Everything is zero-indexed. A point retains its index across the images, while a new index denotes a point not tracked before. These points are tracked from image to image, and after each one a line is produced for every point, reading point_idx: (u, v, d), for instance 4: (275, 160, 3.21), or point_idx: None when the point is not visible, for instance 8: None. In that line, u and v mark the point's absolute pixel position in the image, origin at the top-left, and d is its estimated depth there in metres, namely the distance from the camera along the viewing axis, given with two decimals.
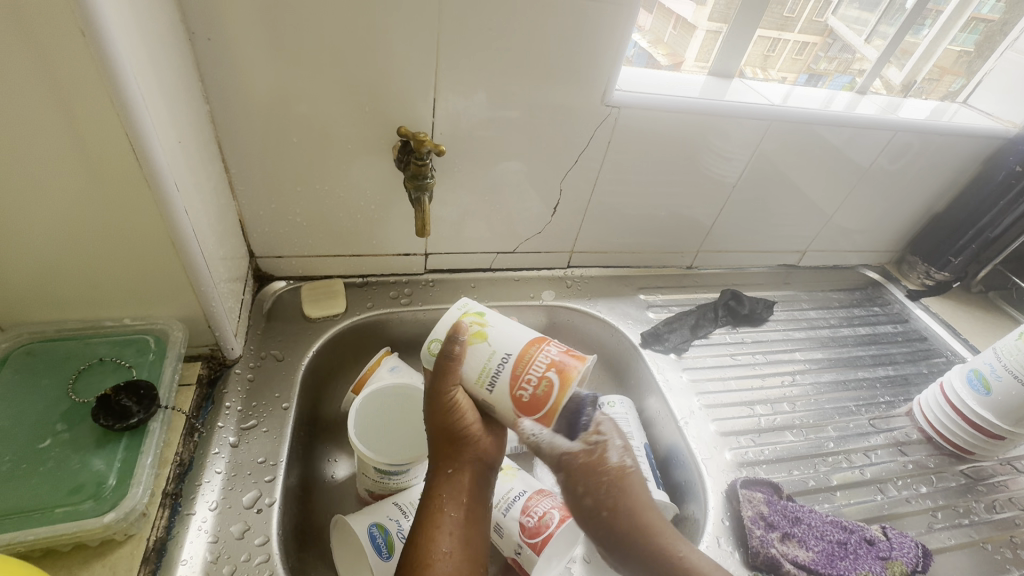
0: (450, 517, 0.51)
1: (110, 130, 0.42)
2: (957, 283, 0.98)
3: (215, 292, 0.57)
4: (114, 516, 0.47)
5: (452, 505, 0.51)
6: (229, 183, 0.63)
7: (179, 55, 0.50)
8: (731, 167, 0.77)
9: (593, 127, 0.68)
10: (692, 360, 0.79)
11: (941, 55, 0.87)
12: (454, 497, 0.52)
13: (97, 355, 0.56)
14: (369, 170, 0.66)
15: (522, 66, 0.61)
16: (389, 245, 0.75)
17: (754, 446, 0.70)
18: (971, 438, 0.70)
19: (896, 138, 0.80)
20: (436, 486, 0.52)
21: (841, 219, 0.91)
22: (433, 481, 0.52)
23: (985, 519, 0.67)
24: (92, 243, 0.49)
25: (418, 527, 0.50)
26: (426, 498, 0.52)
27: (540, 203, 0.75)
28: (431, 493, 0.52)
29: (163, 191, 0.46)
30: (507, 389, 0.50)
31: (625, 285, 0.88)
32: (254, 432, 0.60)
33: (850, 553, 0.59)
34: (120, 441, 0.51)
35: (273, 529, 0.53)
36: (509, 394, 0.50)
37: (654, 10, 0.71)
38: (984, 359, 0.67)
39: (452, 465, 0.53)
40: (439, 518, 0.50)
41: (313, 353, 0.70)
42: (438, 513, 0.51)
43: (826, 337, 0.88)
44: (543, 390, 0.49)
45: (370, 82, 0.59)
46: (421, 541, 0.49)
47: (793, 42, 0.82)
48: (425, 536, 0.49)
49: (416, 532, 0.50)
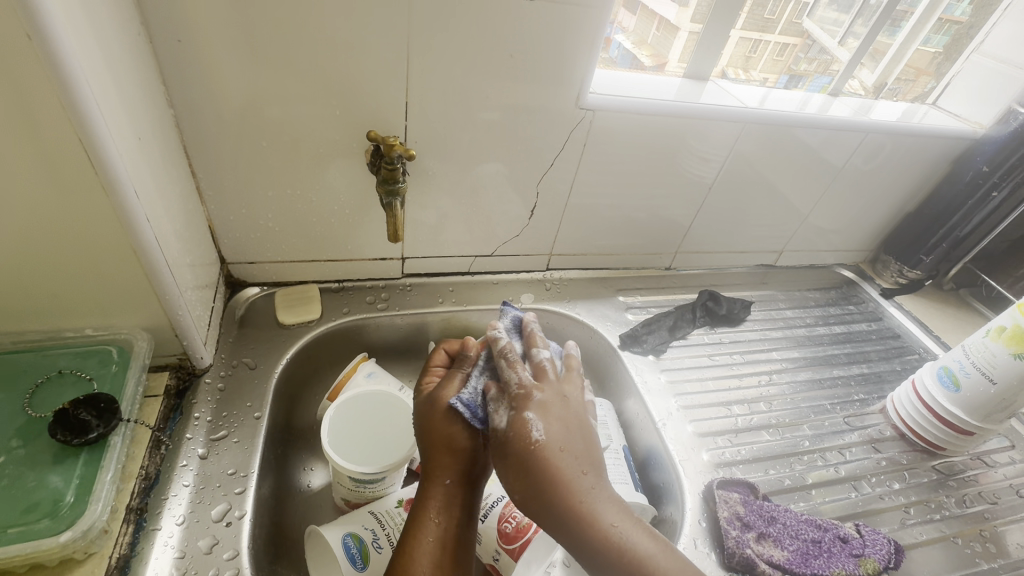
0: (440, 528, 0.50)
1: (65, 137, 0.41)
2: (929, 281, 1.00)
3: (182, 301, 0.55)
4: (71, 535, 0.45)
5: (443, 515, 0.51)
6: (197, 189, 0.62)
7: (138, 59, 0.49)
8: (707, 168, 0.78)
9: (568, 129, 0.68)
10: (670, 361, 0.80)
11: (911, 57, 0.89)
12: (449, 507, 0.51)
13: (57, 367, 0.54)
14: (341, 175, 0.65)
15: (495, 70, 0.61)
16: (365, 250, 0.74)
17: (731, 446, 0.70)
18: (942, 435, 0.71)
19: (868, 140, 0.82)
20: (429, 493, 0.52)
21: (816, 219, 0.92)
22: (429, 486, 0.52)
23: (956, 513, 0.69)
24: (48, 251, 0.47)
25: (408, 530, 0.50)
26: (417, 504, 0.52)
27: (517, 206, 0.75)
28: (423, 500, 0.52)
29: (122, 198, 0.45)
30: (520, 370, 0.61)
31: (604, 287, 0.88)
32: (223, 443, 0.59)
33: (824, 551, 0.59)
34: (80, 456, 0.49)
35: (242, 542, 0.52)
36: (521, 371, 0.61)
37: (637, 11, 0.73)
38: (954, 356, 0.68)
39: (452, 477, 0.52)
40: (427, 525, 0.50)
41: (286, 360, 0.69)
42: (428, 519, 0.50)
43: (802, 336, 0.89)
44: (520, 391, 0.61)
45: (339, 88, 0.58)
46: (409, 544, 0.49)
47: (774, 43, 0.83)
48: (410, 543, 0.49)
49: (405, 538, 0.50)
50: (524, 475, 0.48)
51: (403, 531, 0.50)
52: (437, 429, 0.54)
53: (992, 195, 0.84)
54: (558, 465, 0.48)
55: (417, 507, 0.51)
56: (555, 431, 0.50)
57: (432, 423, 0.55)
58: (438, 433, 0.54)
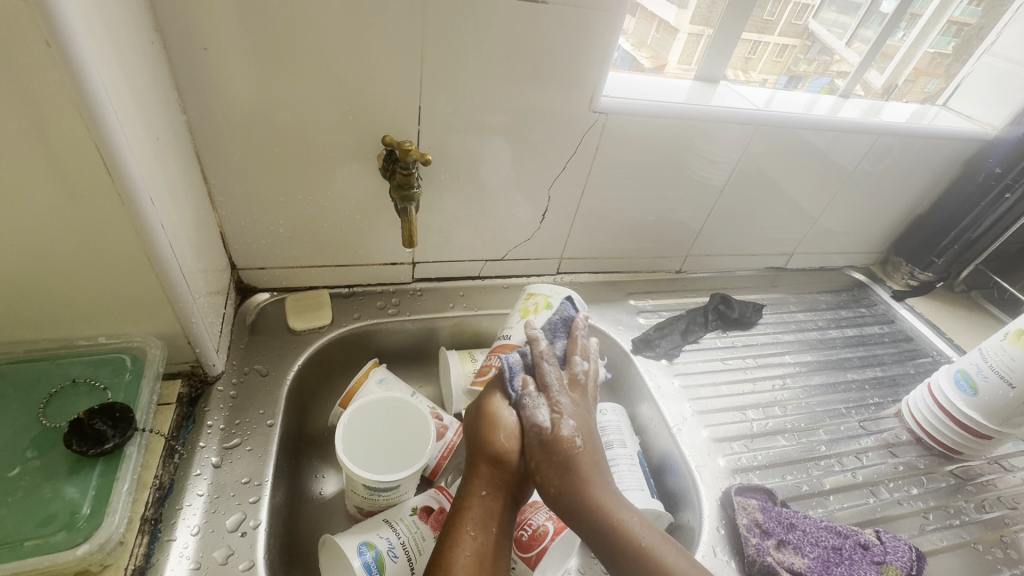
0: (478, 539, 0.49)
1: (81, 144, 0.40)
2: (940, 283, 0.99)
3: (195, 308, 0.55)
4: (89, 547, 0.45)
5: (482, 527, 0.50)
6: (209, 195, 0.61)
7: (152, 64, 0.49)
8: (718, 171, 0.77)
9: (581, 133, 0.67)
10: (683, 365, 0.79)
11: (919, 59, 0.89)
12: (487, 521, 0.51)
13: (70, 376, 0.54)
14: (353, 180, 0.65)
15: (508, 73, 0.60)
16: (376, 254, 0.74)
17: (747, 451, 0.70)
18: (959, 439, 0.70)
19: (879, 141, 0.81)
20: (468, 507, 0.51)
21: (826, 221, 0.92)
22: (468, 495, 0.52)
23: (975, 519, 0.68)
24: (61, 259, 0.47)
25: (445, 539, 0.49)
26: (455, 514, 0.51)
27: (528, 211, 0.74)
28: (462, 510, 0.51)
29: (137, 205, 0.45)
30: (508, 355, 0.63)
31: (615, 291, 0.87)
32: (237, 451, 0.58)
33: (845, 558, 0.58)
34: (95, 466, 0.49)
35: (258, 552, 0.51)
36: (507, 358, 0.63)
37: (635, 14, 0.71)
38: (971, 359, 0.67)
39: (487, 488, 0.52)
40: (464, 537, 0.49)
41: (298, 367, 0.68)
42: (466, 531, 0.49)
43: (814, 339, 0.89)
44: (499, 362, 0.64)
45: (352, 91, 0.58)
46: (447, 553, 0.48)
47: (773, 45, 0.82)
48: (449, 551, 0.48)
49: (441, 551, 0.49)
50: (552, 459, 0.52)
51: (441, 543, 0.49)
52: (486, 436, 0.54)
53: (1006, 197, 0.84)
54: (591, 484, 0.52)
55: (456, 517, 0.51)
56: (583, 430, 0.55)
57: (483, 427, 0.55)
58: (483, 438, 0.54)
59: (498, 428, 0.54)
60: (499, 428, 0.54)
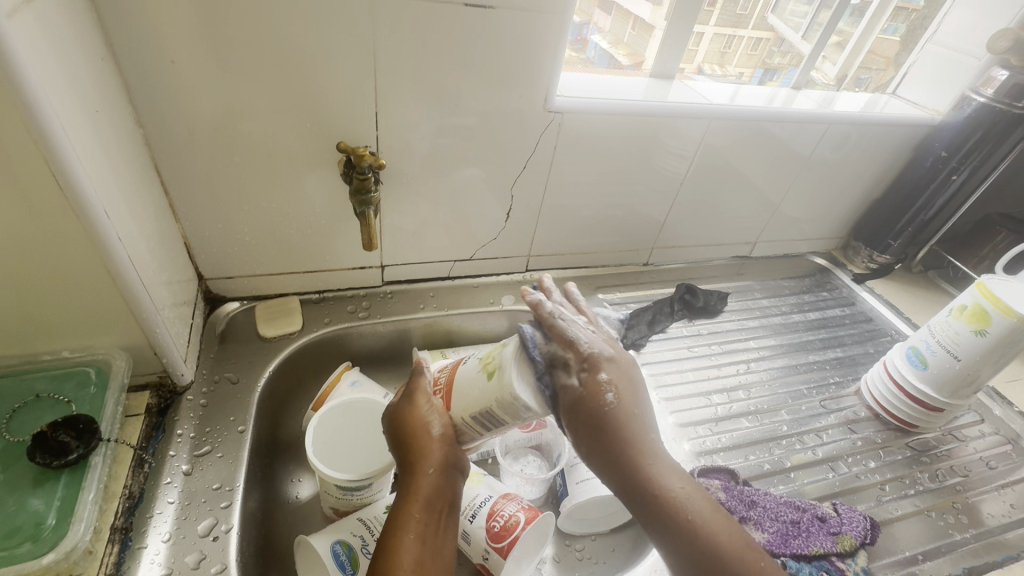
0: (421, 524, 0.50)
1: (29, 161, 0.41)
2: (897, 264, 1.03)
3: (159, 319, 0.56)
4: (55, 556, 0.45)
5: (426, 511, 0.51)
6: (170, 206, 0.62)
7: (102, 76, 0.49)
8: (681, 164, 0.80)
9: (538, 132, 0.69)
10: (650, 356, 0.81)
11: (872, 46, 0.93)
12: (432, 505, 0.51)
13: (34, 392, 0.54)
14: (316, 186, 0.66)
15: (464, 77, 0.62)
16: (344, 259, 0.75)
17: (712, 435, 0.72)
18: (914, 413, 0.73)
19: (832, 130, 0.84)
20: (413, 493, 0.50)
21: (788, 208, 0.95)
22: (413, 481, 0.51)
23: (929, 488, 0.71)
24: (17, 275, 0.47)
25: (389, 527, 0.49)
26: (401, 500, 0.51)
27: (494, 209, 0.76)
28: (410, 494, 0.50)
29: (91, 218, 0.45)
30: (447, 371, 0.53)
31: (584, 285, 0.89)
32: (208, 458, 0.59)
33: (803, 531, 0.60)
34: (60, 478, 0.50)
35: (230, 555, 0.52)
36: (435, 379, 0.54)
37: (611, 12, 0.78)
38: (921, 336, 0.70)
39: (436, 470, 0.51)
40: (409, 522, 0.49)
41: (268, 374, 0.69)
42: (412, 517, 0.50)
43: (778, 324, 0.92)
44: (440, 378, 0.54)
45: (310, 99, 0.59)
46: (394, 540, 0.48)
47: (747, 37, 0.88)
48: (396, 538, 0.48)
49: (387, 538, 0.49)
50: (590, 417, 0.51)
51: (385, 531, 0.49)
52: (418, 423, 0.52)
53: (952, 179, 0.87)
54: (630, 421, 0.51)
55: (403, 502, 0.50)
56: (623, 382, 0.53)
57: (411, 421, 0.53)
58: (414, 428, 0.52)
59: (429, 417, 0.52)
60: (427, 411, 0.53)
